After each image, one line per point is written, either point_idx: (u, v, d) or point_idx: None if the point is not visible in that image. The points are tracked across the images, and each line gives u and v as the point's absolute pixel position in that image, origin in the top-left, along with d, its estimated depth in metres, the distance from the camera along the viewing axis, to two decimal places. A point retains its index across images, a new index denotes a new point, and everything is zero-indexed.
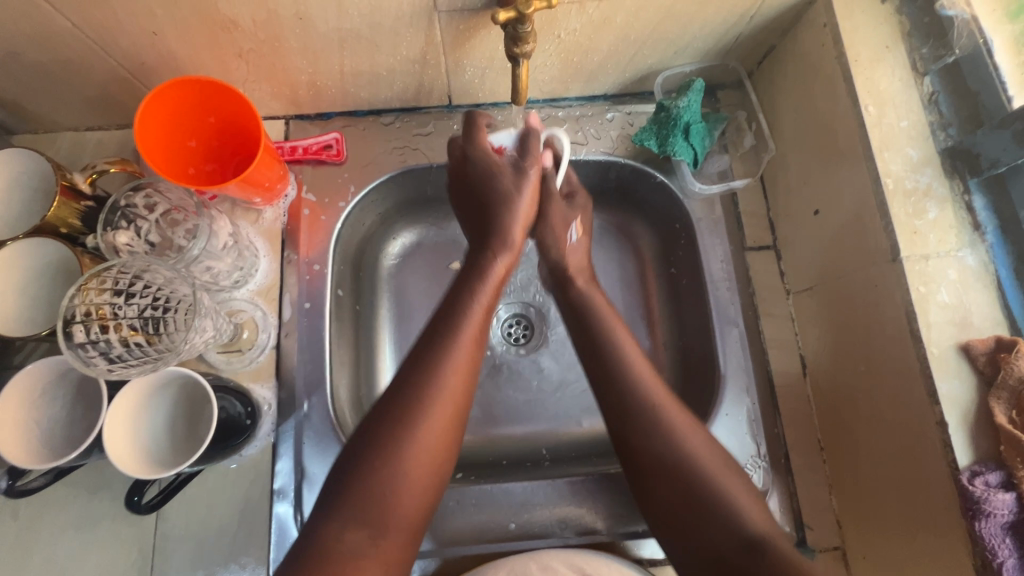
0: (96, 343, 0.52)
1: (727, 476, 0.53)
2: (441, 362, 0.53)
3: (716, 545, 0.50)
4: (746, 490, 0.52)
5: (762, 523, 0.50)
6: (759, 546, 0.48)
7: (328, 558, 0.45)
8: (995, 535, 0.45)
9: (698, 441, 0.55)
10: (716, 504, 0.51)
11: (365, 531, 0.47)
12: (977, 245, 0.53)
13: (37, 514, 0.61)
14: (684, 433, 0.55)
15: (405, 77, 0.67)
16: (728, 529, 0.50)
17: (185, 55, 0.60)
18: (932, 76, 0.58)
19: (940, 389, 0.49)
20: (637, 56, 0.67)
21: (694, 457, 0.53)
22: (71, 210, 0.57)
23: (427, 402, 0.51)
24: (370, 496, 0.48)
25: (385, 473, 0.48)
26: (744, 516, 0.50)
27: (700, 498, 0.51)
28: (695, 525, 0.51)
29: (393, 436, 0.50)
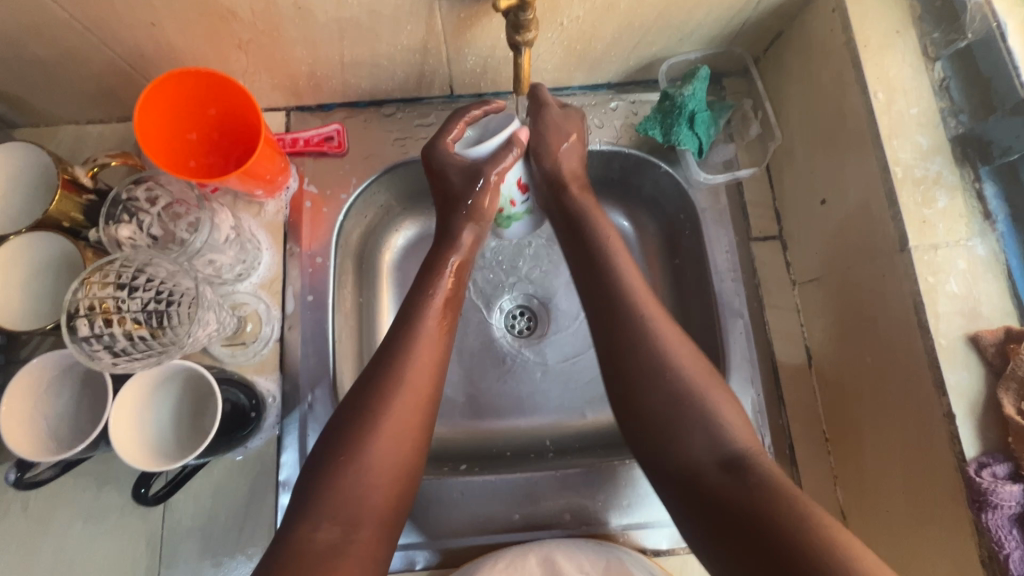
0: (100, 337, 0.53)
1: (715, 392, 0.53)
2: (403, 363, 0.55)
3: (693, 461, 0.50)
4: (733, 406, 0.53)
5: (746, 441, 0.51)
6: (739, 462, 0.49)
7: (304, 557, 0.46)
8: (1002, 527, 0.45)
9: (692, 363, 0.54)
10: (698, 419, 0.52)
11: (338, 526, 0.48)
12: (987, 234, 0.52)
13: (46, 505, 0.61)
14: (676, 349, 0.55)
15: (406, 67, 0.66)
16: (709, 443, 0.51)
17: (183, 46, 0.60)
18: (943, 62, 0.57)
19: (948, 380, 0.49)
20: (641, 43, 0.66)
21: (686, 376, 0.53)
22: (73, 204, 0.57)
23: (391, 400, 0.53)
24: (340, 493, 0.49)
25: (352, 475, 0.50)
26: (727, 431, 0.51)
27: (685, 414, 0.52)
28: (675, 439, 0.52)
29: (360, 435, 0.51)
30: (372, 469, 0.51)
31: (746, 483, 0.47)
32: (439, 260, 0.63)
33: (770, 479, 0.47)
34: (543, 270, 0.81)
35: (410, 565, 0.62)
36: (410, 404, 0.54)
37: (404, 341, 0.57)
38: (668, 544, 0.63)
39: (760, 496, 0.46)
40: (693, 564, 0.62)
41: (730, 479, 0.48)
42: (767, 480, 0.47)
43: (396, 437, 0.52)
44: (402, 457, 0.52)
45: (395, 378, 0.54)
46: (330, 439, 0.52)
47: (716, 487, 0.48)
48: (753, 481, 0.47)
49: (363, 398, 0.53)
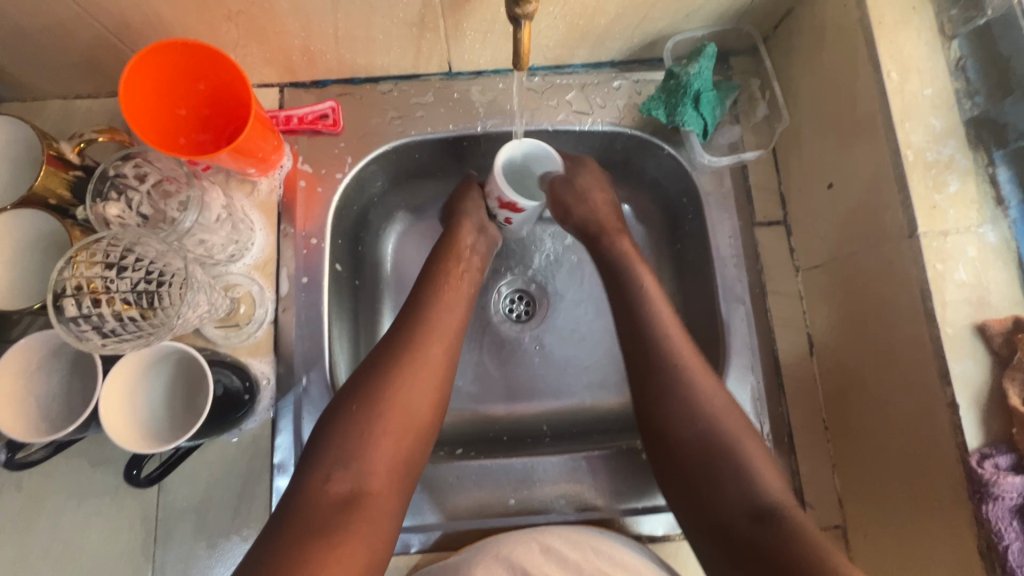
0: (88, 318, 0.52)
1: (755, 446, 0.53)
2: (427, 321, 0.58)
3: (727, 514, 0.50)
4: (769, 460, 0.52)
5: (781, 494, 0.50)
6: (773, 516, 0.48)
7: (322, 507, 0.48)
8: (1002, 518, 0.44)
9: (730, 412, 0.54)
10: (728, 464, 0.51)
11: (351, 471, 0.50)
12: (999, 220, 0.51)
13: (40, 485, 0.61)
14: (713, 401, 0.54)
15: (402, 42, 0.64)
16: (742, 493, 0.50)
17: (170, 18, 0.57)
18: (960, 40, 0.54)
19: (953, 370, 0.48)
20: (646, 18, 0.64)
21: (722, 428, 0.53)
22: (59, 180, 0.55)
23: (405, 386, 0.54)
24: (355, 443, 0.51)
25: (369, 427, 0.51)
26: (761, 485, 0.50)
27: (716, 463, 0.52)
28: (707, 486, 0.51)
29: (374, 390, 0.53)
30: (385, 421, 0.52)
31: (783, 542, 0.46)
32: (447, 273, 0.63)
33: (805, 534, 0.46)
34: (542, 252, 0.80)
35: (406, 548, 0.62)
36: (429, 370, 0.56)
37: (422, 317, 0.59)
38: (664, 530, 0.62)
39: (793, 552, 0.45)
40: (689, 550, 0.62)
41: (763, 532, 0.47)
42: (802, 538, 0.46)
43: (415, 399, 0.54)
44: (423, 413, 0.54)
45: (416, 347, 0.56)
46: (349, 393, 0.54)
47: (749, 539, 0.48)
48: (787, 536, 0.46)
49: (386, 357, 0.55)
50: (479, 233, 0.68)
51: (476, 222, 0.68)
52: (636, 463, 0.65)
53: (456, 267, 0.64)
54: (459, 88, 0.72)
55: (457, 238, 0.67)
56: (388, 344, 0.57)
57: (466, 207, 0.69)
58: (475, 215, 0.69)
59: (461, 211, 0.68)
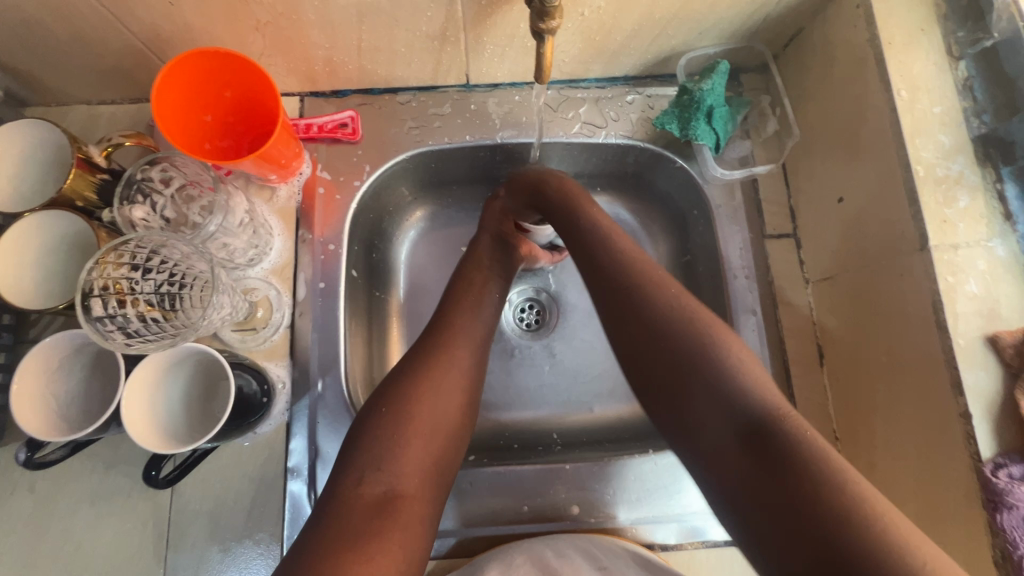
0: (114, 318, 0.52)
1: (741, 357, 0.49)
2: (452, 321, 0.61)
3: (708, 425, 0.47)
4: (751, 362, 0.49)
5: (763, 394, 0.46)
6: (754, 421, 0.45)
7: (355, 509, 0.47)
8: (1017, 527, 0.45)
9: (702, 318, 0.52)
10: (707, 378, 0.48)
11: (383, 474, 0.49)
12: (1007, 235, 0.52)
13: (53, 485, 0.61)
14: (690, 315, 0.52)
15: (423, 54, 0.66)
16: (721, 406, 0.47)
17: (200, 26, 0.59)
18: (967, 61, 0.56)
19: (966, 380, 0.49)
20: (661, 36, 0.66)
21: (695, 342, 0.50)
22: (87, 182, 0.56)
23: (433, 380, 0.55)
24: (384, 446, 0.50)
25: (399, 428, 0.51)
26: (741, 389, 0.47)
27: (693, 376, 0.49)
28: (689, 400, 0.49)
29: (407, 389, 0.54)
30: (418, 420, 0.52)
31: (767, 446, 0.43)
32: (470, 278, 0.66)
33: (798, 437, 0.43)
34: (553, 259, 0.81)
35: None
36: (455, 365, 0.57)
37: (450, 317, 0.61)
38: (676, 539, 0.63)
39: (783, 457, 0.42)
40: (700, 560, 0.62)
41: (747, 443, 0.44)
42: (797, 442, 0.43)
43: (443, 402, 0.54)
44: (450, 417, 0.54)
45: (442, 352, 0.57)
46: (378, 397, 0.54)
47: (736, 452, 0.45)
48: (774, 441, 0.43)
49: (415, 361, 0.56)
50: (497, 246, 0.69)
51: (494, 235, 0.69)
52: (646, 470, 0.65)
53: (478, 277, 0.66)
54: (476, 99, 0.73)
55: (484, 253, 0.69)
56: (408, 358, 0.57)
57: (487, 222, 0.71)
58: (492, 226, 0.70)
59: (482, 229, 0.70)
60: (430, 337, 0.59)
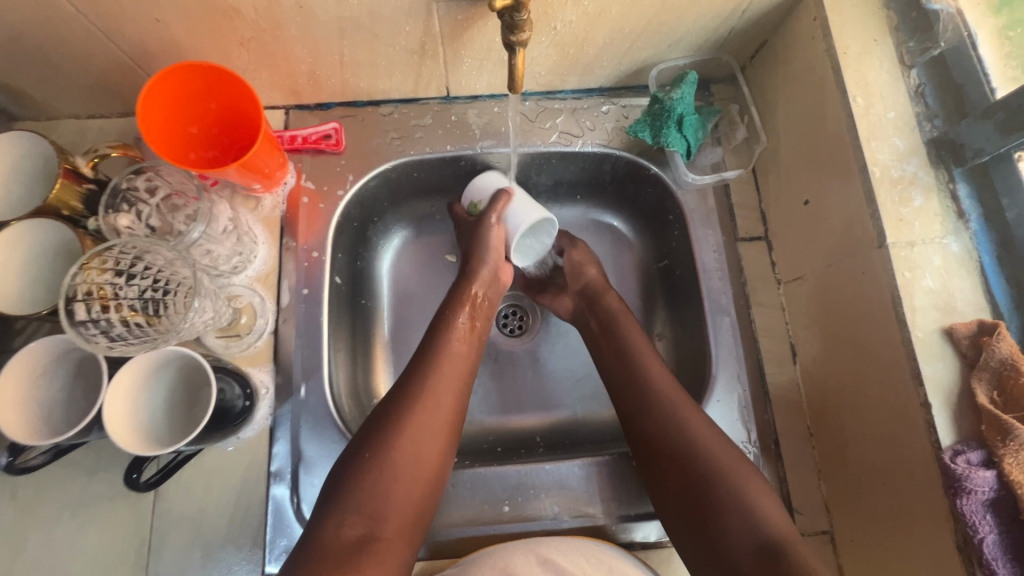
0: (97, 322, 0.53)
1: (755, 483, 0.54)
2: (439, 364, 0.60)
3: (732, 549, 0.52)
4: (766, 490, 0.54)
5: (778, 523, 0.52)
6: (775, 548, 0.50)
7: (333, 552, 0.48)
8: (976, 512, 0.46)
9: (719, 441, 0.57)
10: (730, 504, 0.53)
11: (363, 519, 0.51)
12: (961, 232, 0.54)
13: (35, 493, 0.61)
14: (705, 436, 0.57)
15: (403, 68, 0.68)
16: (744, 527, 0.52)
17: (185, 42, 0.61)
18: (918, 69, 0.59)
19: (924, 371, 0.50)
20: (631, 48, 0.68)
21: (717, 463, 0.55)
22: (73, 193, 0.58)
23: (416, 424, 0.56)
24: (364, 492, 0.52)
25: (381, 474, 0.53)
26: (761, 517, 0.52)
27: (716, 497, 0.54)
28: (713, 521, 0.53)
29: (388, 434, 0.54)
30: (399, 470, 0.53)
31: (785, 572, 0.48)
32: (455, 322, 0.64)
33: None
34: None
35: None
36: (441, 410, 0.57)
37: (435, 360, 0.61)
38: (657, 537, 0.64)
39: None
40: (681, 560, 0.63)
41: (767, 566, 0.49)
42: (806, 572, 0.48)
43: (424, 447, 0.55)
44: (431, 459, 0.55)
45: (426, 393, 0.58)
46: (360, 442, 0.55)
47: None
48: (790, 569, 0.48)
49: (397, 404, 0.57)
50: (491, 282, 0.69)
51: (492, 266, 0.68)
52: (626, 470, 0.66)
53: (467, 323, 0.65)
54: (456, 111, 0.76)
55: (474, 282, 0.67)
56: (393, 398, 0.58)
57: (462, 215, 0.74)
58: (494, 258, 0.68)
59: (478, 256, 0.68)
60: (412, 376, 0.59)
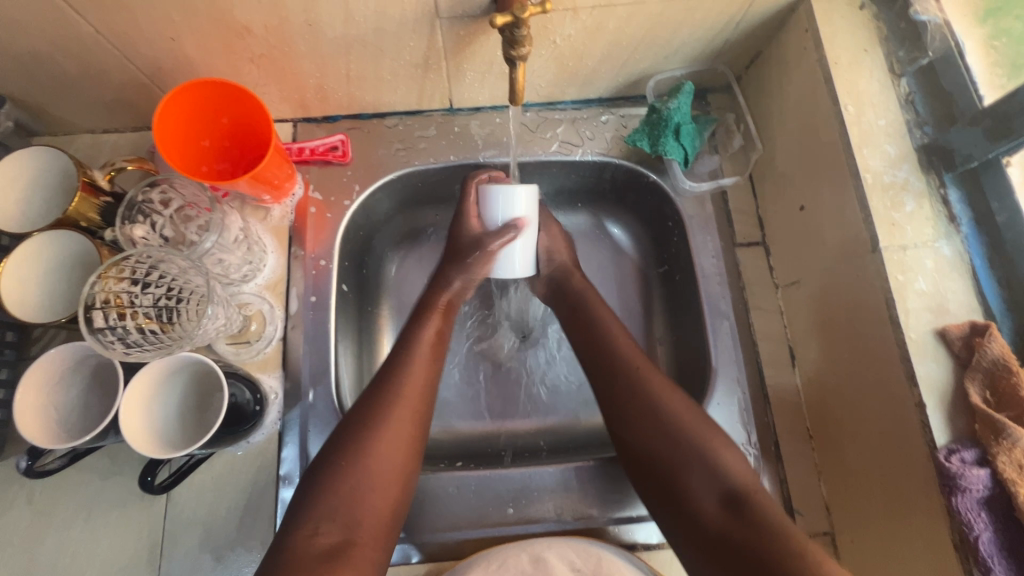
0: (113, 330, 0.55)
1: (720, 441, 0.56)
2: (404, 367, 0.61)
3: (697, 503, 0.54)
4: (732, 448, 0.56)
5: (742, 476, 0.54)
6: (739, 497, 0.52)
7: (308, 560, 0.49)
8: (971, 510, 0.47)
9: (683, 404, 0.59)
10: (695, 460, 0.55)
11: (336, 527, 0.51)
12: (952, 236, 0.55)
13: (51, 497, 0.63)
14: (669, 401, 0.59)
15: (408, 81, 0.70)
16: (708, 483, 0.54)
17: (199, 59, 0.63)
18: (908, 77, 0.61)
19: (919, 371, 0.51)
20: (629, 60, 0.70)
21: (682, 423, 0.57)
22: (91, 205, 0.60)
23: (383, 429, 0.56)
24: (337, 500, 0.52)
25: (353, 481, 0.53)
26: (724, 470, 0.54)
27: (681, 455, 0.56)
28: (679, 477, 0.55)
29: (355, 443, 0.55)
30: (369, 477, 0.54)
31: (748, 519, 0.50)
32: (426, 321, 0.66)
33: (766, 517, 0.50)
34: None
35: (406, 559, 0.64)
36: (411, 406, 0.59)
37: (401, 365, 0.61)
38: (658, 539, 0.65)
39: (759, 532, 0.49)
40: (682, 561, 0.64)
41: (732, 515, 0.51)
42: (768, 519, 0.50)
43: (391, 452, 0.56)
44: (398, 462, 0.56)
45: (391, 395, 0.58)
46: (329, 450, 0.56)
47: (720, 526, 0.51)
48: (753, 516, 0.50)
49: (359, 413, 0.57)
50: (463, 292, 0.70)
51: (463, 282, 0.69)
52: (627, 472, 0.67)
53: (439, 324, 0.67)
54: (459, 122, 0.78)
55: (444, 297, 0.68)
56: (361, 406, 0.58)
57: (469, 211, 0.70)
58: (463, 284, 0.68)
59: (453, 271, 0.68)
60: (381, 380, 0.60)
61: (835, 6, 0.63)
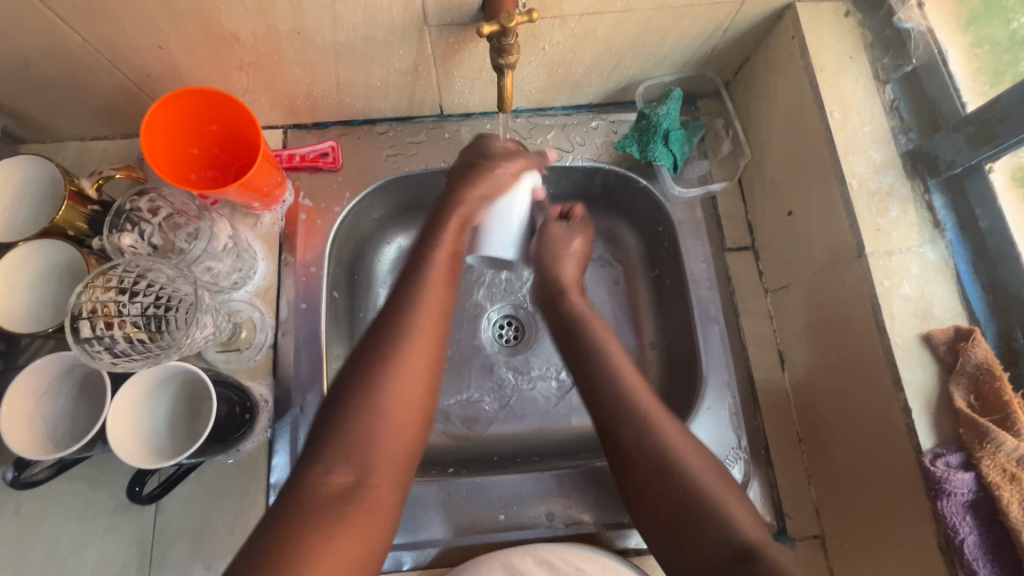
0: (101, 339, 0.55)
1: (725, 491, 0.53)
2: (420, 295, 0.57)
3: (711, 558, 0.50)
4: (738, 499, 0.53)
5: (751, 530, 0.50)
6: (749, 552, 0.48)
7: (320, 500, 0.46)
8: (957, 514, 0.47)
9: (680, 436, 0.56)
10: (704, 513, 0.52)
11: (351, 468, 0.48)
12: (937, 241, 0.56)
13: (38, 507, 0.63)
14: (666, 432, 0.57)
15: (398, 88, 0.70)
16: (719, 537, 0.50)
17: (187, 67, 0.63)
18: (893, 84, 0.62)
19: (904, 376, 0.52)
20: (618, 67, 0.71)
21: (676, 454, 0.55)
22: (78, 214, 0.59)
23: (397, 362, 0.53)
24: (350, 438, 0.49)
25: (366, 417, 0.50)
26: (734, 522, 0.51)
27: (691, 508, 0.52)
28: (687, 531, 0.52)
29: (370, 377, 0.52)
30: (384, 415, 0.51)
31: None
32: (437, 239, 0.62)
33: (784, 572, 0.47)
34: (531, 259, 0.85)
35: (398, 565, 0.63)
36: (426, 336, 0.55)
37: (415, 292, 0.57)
38: None
39: None
40: None
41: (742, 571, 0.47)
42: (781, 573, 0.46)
43: (408, 385, 0.52)
44: (415, 401, 0.53)
45: (407, 327, 0.55)
46: (341, 385, 0.52)
47: None
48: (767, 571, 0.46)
49: (376, 343, 0.54)
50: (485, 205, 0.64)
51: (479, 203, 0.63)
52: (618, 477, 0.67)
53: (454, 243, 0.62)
54: (450, 128, 0.78)
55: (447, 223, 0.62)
56: (375, 340, 0.54)
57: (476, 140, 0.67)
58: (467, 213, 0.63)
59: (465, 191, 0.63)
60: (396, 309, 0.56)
61: (821, 13, 0.63)
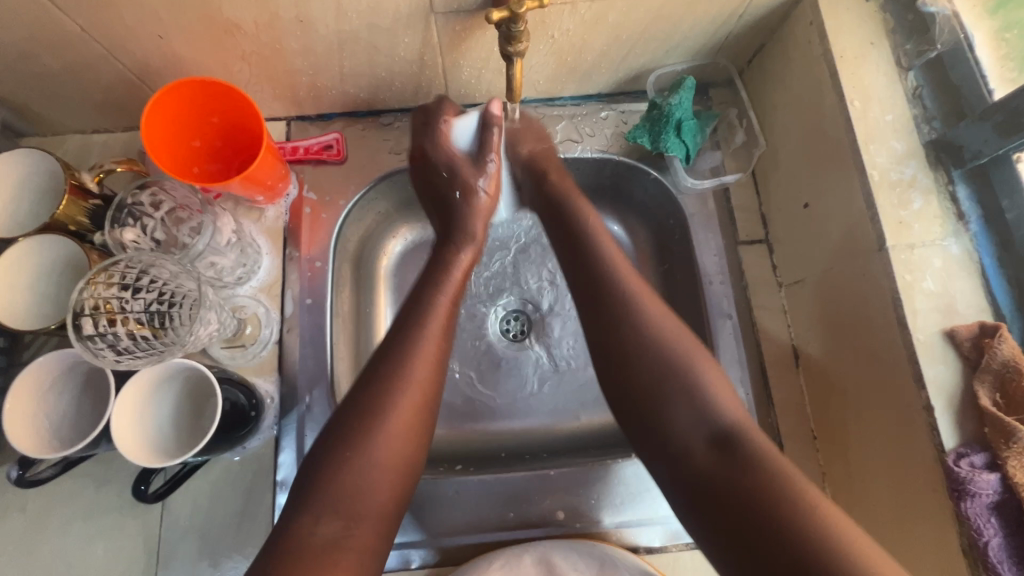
0: (104, 336, 0.54)
1: (708, 369, 0.54)
2: (416, 332, 0.57)
3: (684, 437, 0.51)
4: (721, 381, 0.54)
5: (732, 414, 0.51)
6: (725, 434, 0.50)
7: (309, 552, 0.46)
8: (981, 515, 0.46)
9: (669, 322, 0.56)
10: (683, 391, 0.53)
11: (339, 521, 0.48)
12: (961, 234, 0.54)
13: (45, 505, 0.62)
14: (656, 317, 0.56)
15: (403, 78, 0.69)
16: (695, 417, 0.51)
17: (188, 57, 0.62)
18: (915, 71, 0.59)
19: (926, 373, 0.50)
20: (629, 55, 0.69)
21: (670, 343, 0.55)
22: (79, 208, 0.58)
23: (388, 411, 0.52)
24: (340, 486, 0.49)
25: (354, 468, 0.50)
26: (714, 405, 0.52)
27: (671, 386, 0.53)
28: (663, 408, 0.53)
29: (359, 429, 0.51)
30: (375, 463, 0.50)
31: (734, 459, 0.48)
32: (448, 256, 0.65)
33: (757, 456, 0.48)
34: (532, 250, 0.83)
35: (406, 563, 0.63)
36: (422, 377, 0.55)
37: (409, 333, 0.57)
38: (661, 541, 0.63)
39: (748, 472, 0.47)
40: (684, 563, 0.63)
41: (716, 452, 0.49)
42: (755, 454, 0.48)
43: (397, 430, 0.52)
44: (402, 447, 0.52)
45: (399, 369, 0.54)
46: (331, 436, 0.51)
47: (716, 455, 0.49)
48: (743, 456, 0.48)
49: (366, 392, 0.53)
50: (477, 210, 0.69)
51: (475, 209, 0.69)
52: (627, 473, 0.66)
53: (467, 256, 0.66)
54: None
55: (447, 275, 0.64)
56: (365, 384, 0.54)
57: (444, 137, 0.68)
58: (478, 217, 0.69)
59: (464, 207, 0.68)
60: (388, 354, 0.55)
61: None
